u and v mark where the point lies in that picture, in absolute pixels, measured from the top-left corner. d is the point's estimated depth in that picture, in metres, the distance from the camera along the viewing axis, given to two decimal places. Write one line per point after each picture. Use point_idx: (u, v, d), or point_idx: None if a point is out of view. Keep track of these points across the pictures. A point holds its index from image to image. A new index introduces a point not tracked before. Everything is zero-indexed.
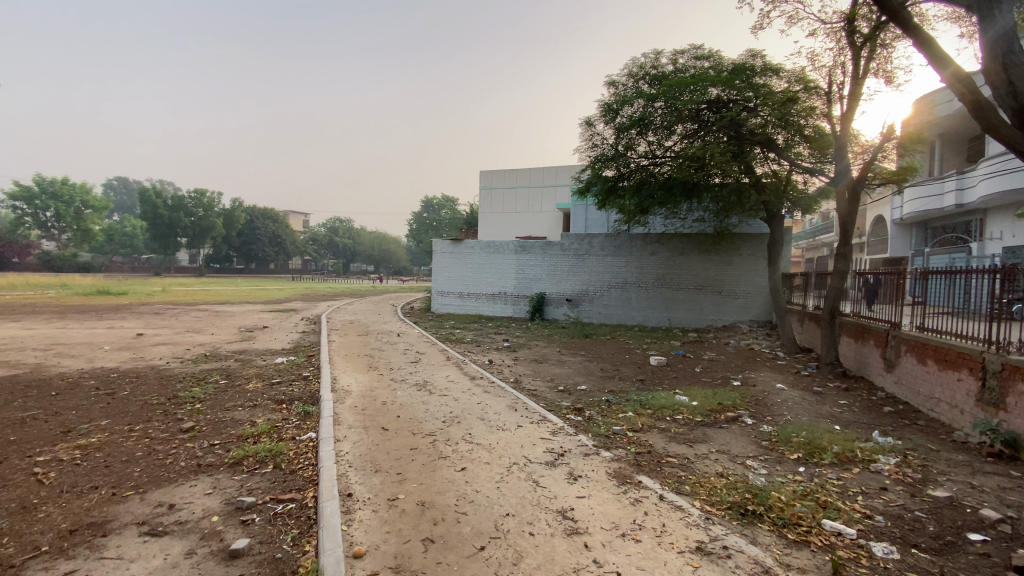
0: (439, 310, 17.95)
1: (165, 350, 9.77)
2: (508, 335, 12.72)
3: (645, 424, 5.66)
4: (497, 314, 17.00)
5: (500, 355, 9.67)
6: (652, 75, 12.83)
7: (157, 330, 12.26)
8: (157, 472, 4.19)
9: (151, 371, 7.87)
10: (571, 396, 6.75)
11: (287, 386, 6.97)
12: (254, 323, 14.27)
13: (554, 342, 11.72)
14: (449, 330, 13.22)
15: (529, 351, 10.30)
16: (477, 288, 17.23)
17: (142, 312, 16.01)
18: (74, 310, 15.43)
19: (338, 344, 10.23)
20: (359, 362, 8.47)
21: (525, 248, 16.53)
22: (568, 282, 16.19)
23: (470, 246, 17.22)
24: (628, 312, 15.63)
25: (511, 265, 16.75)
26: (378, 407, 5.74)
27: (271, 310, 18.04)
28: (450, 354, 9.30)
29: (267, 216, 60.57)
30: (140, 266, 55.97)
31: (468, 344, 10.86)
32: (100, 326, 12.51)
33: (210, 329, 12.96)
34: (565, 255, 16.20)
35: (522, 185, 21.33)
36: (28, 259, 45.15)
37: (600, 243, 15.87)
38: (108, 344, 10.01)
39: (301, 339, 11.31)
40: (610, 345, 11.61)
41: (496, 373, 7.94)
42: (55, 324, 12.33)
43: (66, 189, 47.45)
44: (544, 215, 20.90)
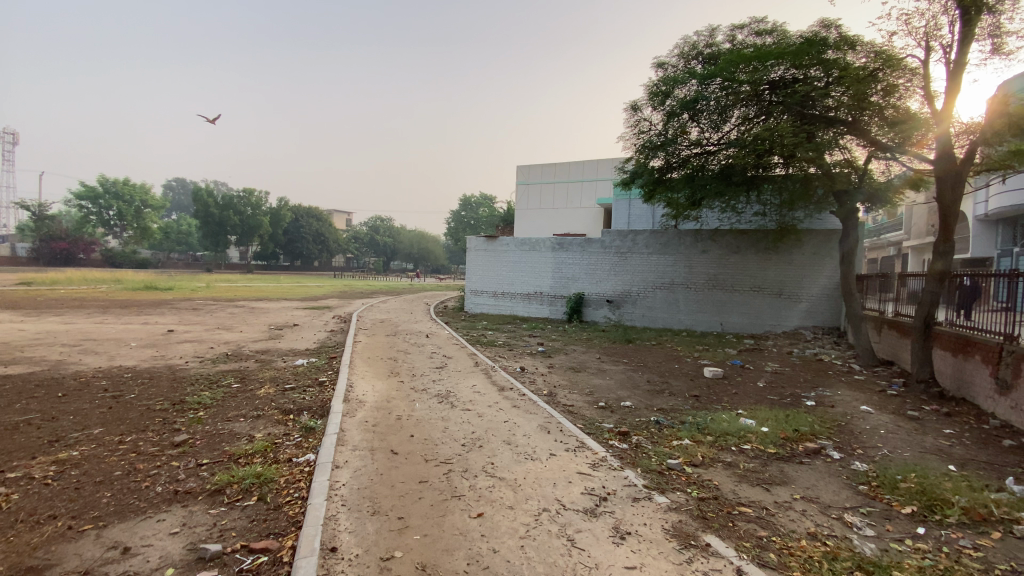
0: (473, 309, 17.27)
1: (189, 348, 9.47)
2: (545, 338, 11.85)
3: (707, 456, 4.66)
4: (532, 315, 16.14)
5: (534, 361, 8.82)
6: (707, 54, 11.62)
7: (189, 326, 12.12)
8: (127, 500, 3.59)
9: (167, 371, 7.49)
10: (614, 415, 5.82)
11: (300, 393, 6.37)
12: (286, 321, 14.02)
13: (595, 348, 10.75)
14: (480, 331, 12.52)
15: (566, 358, 9.39)
16: (512, 287, 16.42)
17: (181, 307, 16.15)
18: (118, 304, 15.73)
19: (363, 345, 9.66)
20: (381, 365, 7.83)
21: (563, 246, 15.59)
22: (609, 282, 15.12)
23: (505, 244, 16.44)
24: (675, 315, 14.43)
25: (548, 263, 15.85)
26: (390, 424, 5.02)
27: (306, 307, 17.88)
28: (480, 359, 8.52)
29: (312, 215, 62.14)
30: (194, 263, 58.66)
31: (500, 348, 10.05)
32: (137, 321, 12.52)
33: (241, 326, 12.75)
34: (607, 253, 15.15)
35: (561, 180, 20.36)
36: (93, 256, 48.70)
37: (645, 240, 14.73)
38: (136, 341, 9.83)
39: (328, 339, 10.84)
40: (657, 352, 10.53)
41: (529, 383, 7.10)
42: (95, 319, 12.43)
43: (128, 189, 50.23)
44: (584, 211, 19.84)
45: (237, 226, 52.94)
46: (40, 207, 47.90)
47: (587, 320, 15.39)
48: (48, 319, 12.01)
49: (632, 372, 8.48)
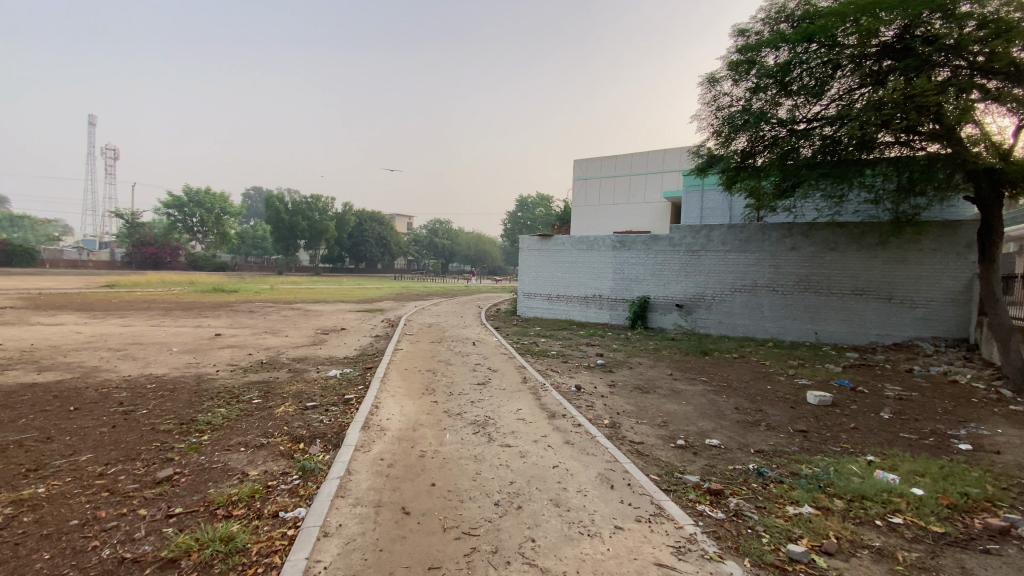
0: (525, 313, 16.15)
1: (228, 353, 9.07)
2: (606, 348, 10.52)
3: (843, 541, 3.24)
4: (591, 320, 14.78)
5: (593, 378, 7.55)
6: (800, 14, 9.81)
7: (238, 330, 11.92)
8: (61, 568, 2.80)
9: (194, 381, 6.97)
10: (698, 460, 4.49)
11: (320, 413, 5.54)
12: (334, 324, 13.60)
13: (664, 361, 9.30)
14: (532, 338, 11.40)
15: (632, 374, 8.03)
16: (569, 290, 15.14)
17: (238, 310, 16.31)
18: (182, 307, 16.13)
19: (403, 353, 8.80)
20: (417, 378, 6.90)
21: (626, 244, 14.13)
22: (679, 284, 13.50)
23: (560, 242, 15.20)
24: (758, 322, 12.56)
25: (609, 263, 14.43)
26: (409, 464, 4.00)
27: (358, 310, 17.59)
28: (530, 373, 7.38)
29: (374, 218, 63.92)
30: (268, 266, 62.12)
31: (554, 359, 8.83)
32: (190, 324, 12.51)
33: (288, 329, 12.43)
34: (676, 252, 13.54)
35: (622, 173, 18.85)
36: (178, 260, 52.76)
37: (721, 237, 12.98)
38: (180, 346, 9.58)
39: (369, 345, 10.11)
40: (741, 369, 8.90)
41: (586, 408, 5.87)
42: (153, 322, 12.56)
43: (210, 198, 54.02)
44: (648, 206, 18.20)
45: (305, 230, 55.30)
46: (134, 216, 52.49)
47: (653, 327, 13.84)
48: (110, 322, 12.24)
49: (713, 396, 7.01)
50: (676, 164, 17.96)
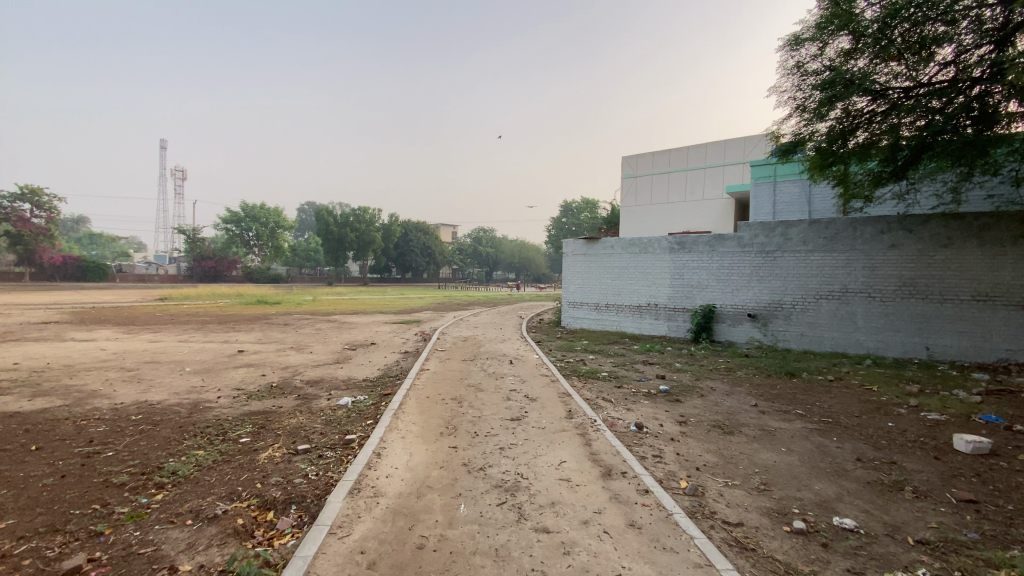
0: (571, 325, 14.60)
1: (240, 373, 8.21)
2: (667, 367, 8.93)
3: None
4: (646, 333, 13.07)
5: (656, 411, 6.04)
6: None
7: (263, 345, 11.19)
8: None
9: (186, 410, 6.05)
10: (837, 564, 2.94)
11: (312, 460, 4.40)
12: (365, 337, 12.69)
13: (743, 387, 7.61)
14: (578, 355, 9.97)
15: (705, 406, 6.46)
16: (619, 299, 13.51)
17: (273, 322, 15.80)
18: (220, 321, 15.82)
19: (429, 374, 7.61)
20: (438, 410, 5.68)
21: (686, 246, 12.44)
22: (750, 291, 11.67)
23: (609, 246, 13.66)
24: (852, 335, 10.52)
25: (665, 268, 12.73)
26: (398, 564, 2.72)
27: (394, 321, 16.72)
28: (576, 404, 5.97)
29: (420, 229, 64.31)
30: (318, 277, 63.72)
31: (606, 384, 7.37)
32: (217, 339, 11.94)
33: (316, 343, 11.60)
34: (746, 253, 11.74)
35: (677, 168, 17.09)
36: (236, 273, 55.05)
37: (801, 235, 11.11)
38: (195, 365, 8.84)
39: (394, 363, 9.01)
40: (844, 399, 7.08)
41: (652, 459, 4.42)
42: (182, 337, 12.09)
43: (264, 212, 56.04)
44: (708, 203, 16.35)
45: (353, 242, 56.26)
46: (195, 232, 55.20)
47: (720, 340, 12.02)
48: (139, 338, 11.84)
49: (819, 439, 5.35)
50: (739, 156, 16.06)
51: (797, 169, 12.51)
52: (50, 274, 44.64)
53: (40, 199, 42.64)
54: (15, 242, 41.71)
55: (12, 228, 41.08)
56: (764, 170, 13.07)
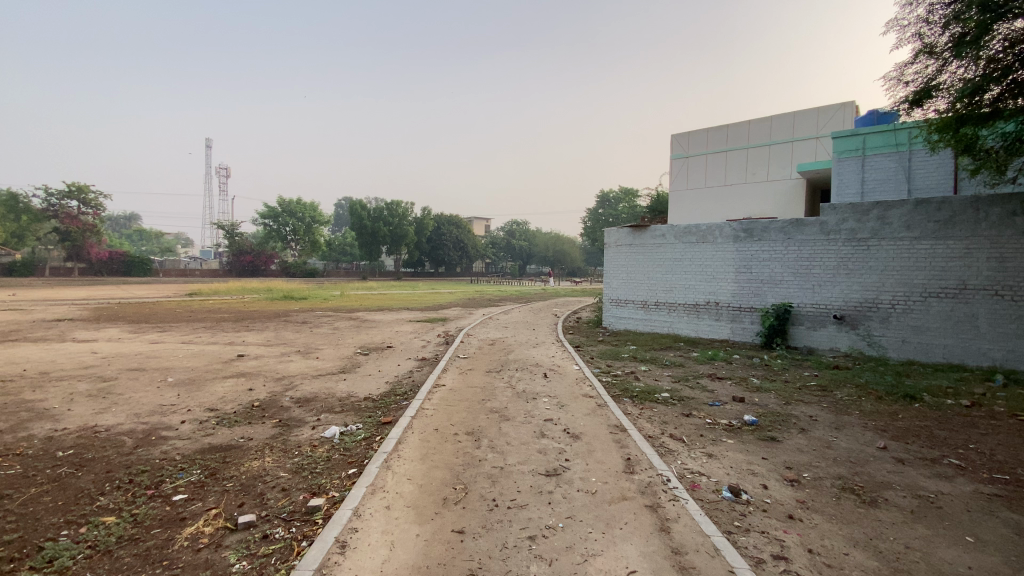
0: (613, 325, 12.76)
1: (226, 385, 6.93)
2: (742, 386, 7.10)
3: None
4: (704, 336, 11.14)
5: (751, 461, 4.30)
6: None
7: (269, 347, 9.99)
8: None
9: (135, 442, 4.77)
10: None
11: (249, 545, 2.96)
12: (383, 338, 11.32)
13: (853, 420, 5.74)
14: (627, 365, 8.25)
15: (814, 452, 4.68)
16: (671, 296, 11.64)
17: (292, 319, 14.73)
18: (238, 318, 14.89)
19: (443, 391, 6.09)
20: (449, 452, 4.17)
21: (755, 234, 10.51)
22: (836, 287, 9.67)
23: (660, 234, 11.81)
24: (975, 344, 8.34)
25: (729, 259, 10.80)
26: None
27: (420, 319, 15.36)
28: (637, 448, 4.32)
29: (453, 222, 63.31)
30: (352, 271, 63.86)
31: (670, 412, 5.65)
32: (223, 339, 10.84)
33: (327, 345, 10.29)
34: (830, 242, 9.73)
35: (737, 147, 15.00)
36: (272, 267, 55.84)
37: (905, 217, 8.98)
38: (181, 374, 7.65)
39: (407, 373, 7.54)
40: (1007, 440, 5.11)
41: (771, 565, 2.75)
42: (188, 337, 11.07)
43: (300, 207, 56.43)
44: (774, 186, 14.21)
45: (386, 236, 55.79)
46: (235, 228, 56.15)
47: (796, 347, 10.04)
48: (142, 338, 10.88)
49: (1015, 521, 3.51)
50: (812, 129, 13.84)
51: (892, 140, 10.48)
52: (99, 270, 46.25)
53: (87, 197, 44.24)
54: (64, 238, 43.80)
55: (62, 226, 43.26)
56: (848, 142, 11.08)
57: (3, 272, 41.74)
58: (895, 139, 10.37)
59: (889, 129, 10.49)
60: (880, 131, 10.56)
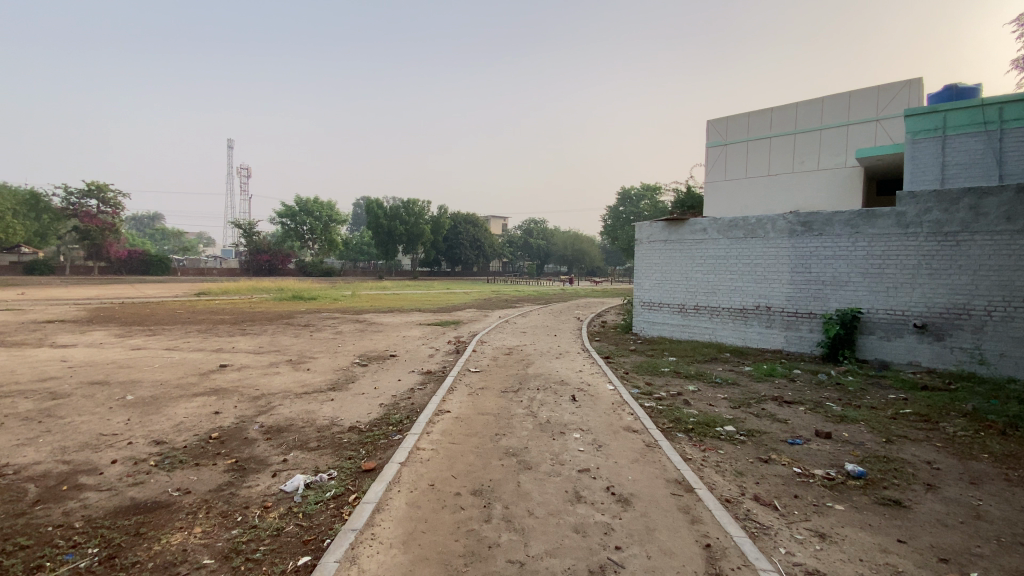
0: (645, 332, 11.37)
1: (191, 406, 5.79)
2: (823, 416, 5.65)
3: None
4: (752, 345, 9.70)
5: (886, 551, 2.93)
6: None
7: (259, 354, 8.87)
8: None
9: (39, 495, 3.62)
10: None
11: None
12: (387, 344, 10.07)
13: (990, 472, 4.29)
14: (670, 383, 6.87)
15: (965, 531, 3.27)
16: (713, 298, 10.23)
17: (294, 321, 13.69)
18: (237, 320, 13.92)
19: (447, 421, 4.79)
20: (445, 528, 2.91)
21: (816, 227, 9.02)
22: (916, 290, 8.13)
23: (701, 228, 10.38)
24: None
25: (784, 257, 9.32)
26: None
27: (431, 322, 14.16)
28: (717, 528, 2.98)
29: (470, 221, 62.38)
30: (368, 270, 63.43)
31: (743, 458, 4.27)
32: (210, 346, 9.74)
33: (323, 352, 9.11)
34: (909, 236, 8.18)
35: (783, 132, 13.44)
36: (289, 267, 55.63)
37: (1008, 205, 7.37)
38: (145, 390, 6.54)
39: (407, 391, 6.27)
40: None
41: None
42: (174, 343, 10.01)
43: (317, 206, 56.12)
44: (827, 175, 12.62)
45: (402, 234, 54.92)
46: (252, 226, 56.11)
47: (865, 360, 8.53)
48: (124, 344, 9.87)
49: None
50: (872, 111, 12.21)
51: (977, 117, 9.01)
52: (118, 269, 46.55)
53: (105, 195, 44.55)
54: (84, 237, 44.12)
55: (82, 225, 43.60)
56: (924, 121, 9.46)
57: (25, 271, 42.18)
58: (981, 116, 8.96)
59: (974, 105, 9.05)
60: (963, 106, 9.09)
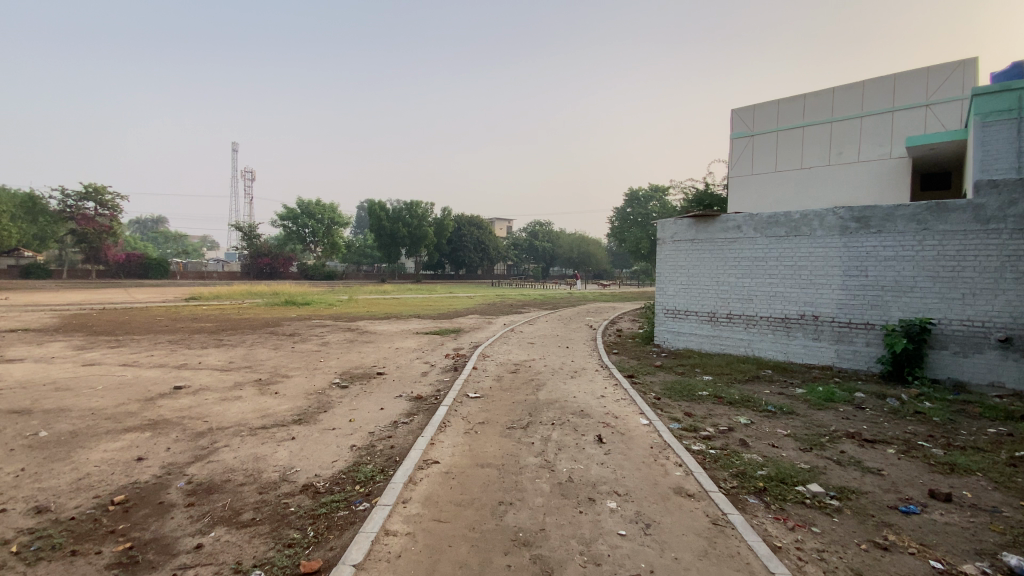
0: (669, 343, 10.08)
1: (112, 448, 4.56)
2: (927, 466, 4.32)
3: None
4: (796, 361, 8.39)
5: None
6: None
7: (224, 372, 7.63)
8: None
9: None
10: None
11: None
12: (375, 358, 8.77)
13: None
14: (715, 414, 5.58)
15: None
16: (749, 306, 8.94)
17: (278, 330, 12.45)
18: (217, 328, 12.69)
19: (433, 481, 3.52)
20: None
21: (873, 223, 7.70)
22: (1001, 297, 6.75)
23: (734, 225, 9.10)
24: None
25: (835, 258, 8.02)
26: None
27: (429, 330, 12.90)
28: None
29: (474, 222, 61.24)
30: (370, 272, 62.34)
31: (853, 547, 2.97)
32: (173, 360, 8.50)
33: (299, 368, 7.86)
34: (991, 232, 6.82)
35: (819, 120, 12.10)
36: (290, 270, 54.59)
37: None
38: (69, 422, 5.31)
39: (387, 425, 4.99)
40: None
41: None
42: (133, 358, 8.76)
43: (319, 208, 55.16)
44: (871, 166, 11.29)
45: (405, 237, 53.73)
46: (252, 229, 55.20)
47: (937, 380, 7.18)
48: (76, 359, 8.64)
49: None
50: (922, 94, 10.88)
51: None
52: (116, 272, 45.74)
53: (103, 197, 43.73)
54: (82, 240, 43.31)
55: (79, 228, 42.83)
56: (997, 100, 8.10)
57: (21, 275, 41.42)
58: None
59: None
60: None
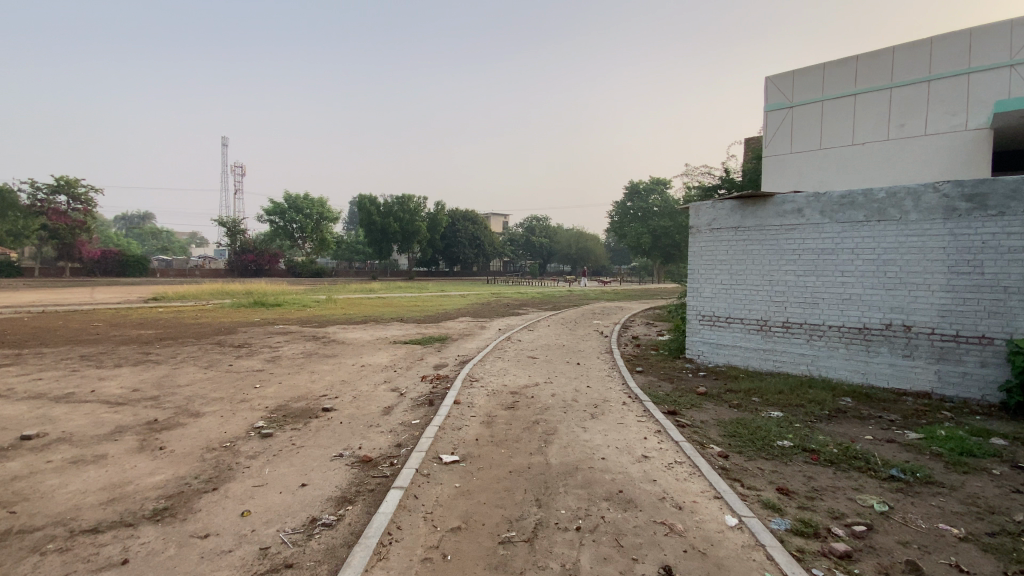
0: (705, 358, 8.10)
1: None
2: None
3: None
4: (879, 384, 6.43)
5: None
6: None
7: (112, 408, 5.53)
8: None
9: None
10: None
11: None
12: (329, 383, 6.68)
13: None
14: (828, 492, 3.56)
15: None
16: (813, 312, 6.98)
17: (227, 340, 10.30)
18: (154, 338, 10.55)
19: None
20: None
21: (993, 203, 5.71)
22: None
23: (793, 208, 7.14)
24: None
25: (937, 250, 6.04)
26: None
27: (410, 339, 10.82)
28: None
29: (469, 217, 59.09)
30: (361, 269, 60.08)
31: None
32: (58, 388, 6.37)
33: (220, 401, 5.78)
34: None
35: (876, 86, 10.08)
36: (277, 267, 52.26)
37: None
38: None
39: (298, 530, 2.95)
40: None
41: None
42: (10, 384, 6.64)
43: (306, 203, 52.59)
44: (943, 140, 9.29)
45: (397, 232, 51.49)
46: (236, 224, 52.63)
47: None
48: None
49: None
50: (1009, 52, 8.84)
51: None
52: (92, 270, 43.39)
53: (77, 191, 41.23)
54: (54, 236, 40.87)
55: (51, 224, 40.37)
56: None
57: None
58: None
59: None
60: None
